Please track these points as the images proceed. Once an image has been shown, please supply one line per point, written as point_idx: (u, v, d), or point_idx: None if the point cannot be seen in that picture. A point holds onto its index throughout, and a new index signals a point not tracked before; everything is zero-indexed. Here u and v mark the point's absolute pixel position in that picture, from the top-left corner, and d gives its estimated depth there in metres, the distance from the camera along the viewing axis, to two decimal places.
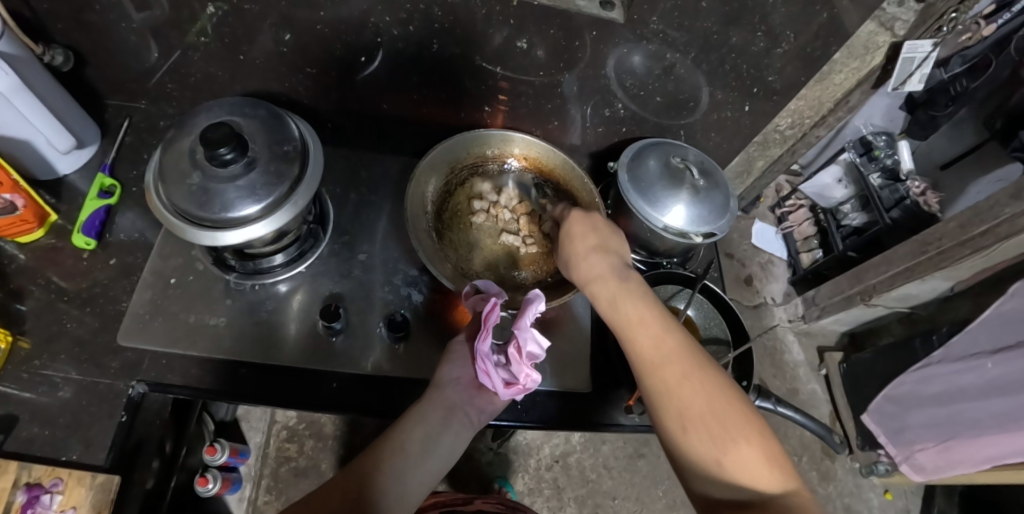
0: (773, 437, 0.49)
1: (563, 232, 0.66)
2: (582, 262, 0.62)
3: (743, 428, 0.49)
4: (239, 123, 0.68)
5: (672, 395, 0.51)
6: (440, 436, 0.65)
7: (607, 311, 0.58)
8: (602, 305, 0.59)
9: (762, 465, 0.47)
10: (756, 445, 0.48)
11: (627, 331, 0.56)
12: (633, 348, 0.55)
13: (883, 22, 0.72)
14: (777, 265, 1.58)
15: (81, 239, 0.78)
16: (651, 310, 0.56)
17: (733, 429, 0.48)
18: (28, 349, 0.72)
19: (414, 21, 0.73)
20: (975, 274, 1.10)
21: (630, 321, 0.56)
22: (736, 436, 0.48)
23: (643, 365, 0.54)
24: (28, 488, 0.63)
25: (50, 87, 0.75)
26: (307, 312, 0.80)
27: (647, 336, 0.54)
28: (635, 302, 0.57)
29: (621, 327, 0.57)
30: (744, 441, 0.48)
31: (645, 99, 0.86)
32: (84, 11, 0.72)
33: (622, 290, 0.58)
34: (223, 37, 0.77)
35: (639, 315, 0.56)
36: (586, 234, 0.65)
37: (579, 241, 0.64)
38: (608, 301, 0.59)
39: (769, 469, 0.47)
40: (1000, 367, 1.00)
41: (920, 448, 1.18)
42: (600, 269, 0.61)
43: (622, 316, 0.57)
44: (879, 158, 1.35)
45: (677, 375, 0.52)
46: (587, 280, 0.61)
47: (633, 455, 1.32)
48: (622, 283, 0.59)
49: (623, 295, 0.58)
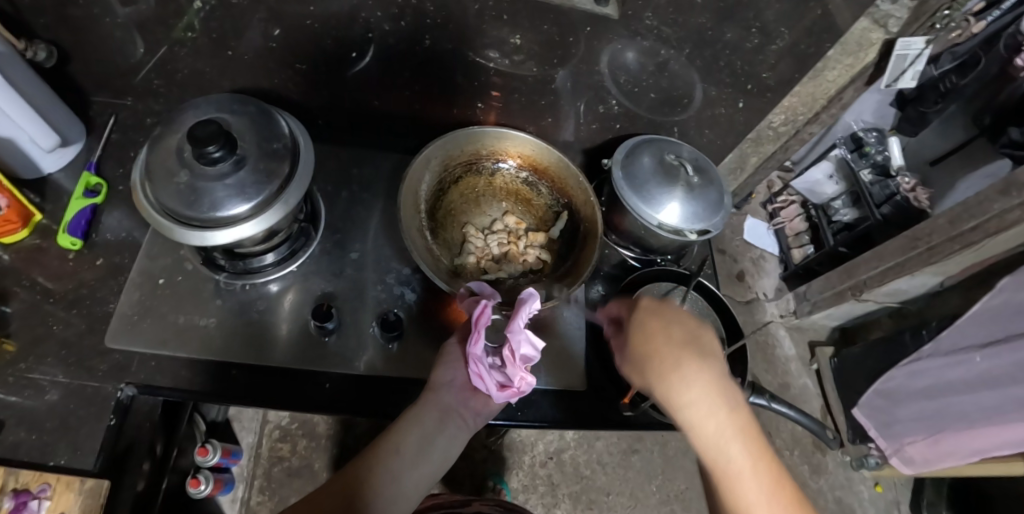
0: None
1: (655, 336, 0.59)
2: (674, 379, 0.55)
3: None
4: (228, 121, 0.67)
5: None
6: (435, 438, 0.65)
7: (704, 444, 0.52)
8: (698, 436, 0.53)
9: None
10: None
11: (731, 477, 0.50)
12: (737, 500, 0.49)
13: (877, 19, 0.73)
14: (768, 261, 1.59)
15: (67, 239, 0.76)
16: (761, 458, 0.50)
17: None
18: (13, 352, 0.70)
19: (405, 16, 0.72)
20: (963, 269, 1.11)
21: (737, 467, 0.50)
22: None
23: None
24: (16, 494, 0.61)
25: (32, 83, 0.73)
26: (298, 312, 0.79)
27: (756, 490, 0.49)
28: (743, 443, 0.51)
29: (724, 472, 0.50)
30: None
31: (639, 96, 0.86)
32: (68, 6, 0.70)
33: (728, 424, 0.52)
34: (211, 32, 0.76)
35: (749, 465, 0.50)
36: (687, 347, 0.57)
37: (676, 353, 0.57)
38: (711, 434, 0.52)
39: None
40: (989, 361, 1.01)
41: (910, 442, 1.20)
42: (698, 394, 0.54)
43: (727, 457, 0.50)
44: (869, 154, 1.35)
45: None
46: (679, 404, 0.55)
47: (628, 451, 1.33)
48: (731, 416, 0.52)
49: (732, 434, 0.51)
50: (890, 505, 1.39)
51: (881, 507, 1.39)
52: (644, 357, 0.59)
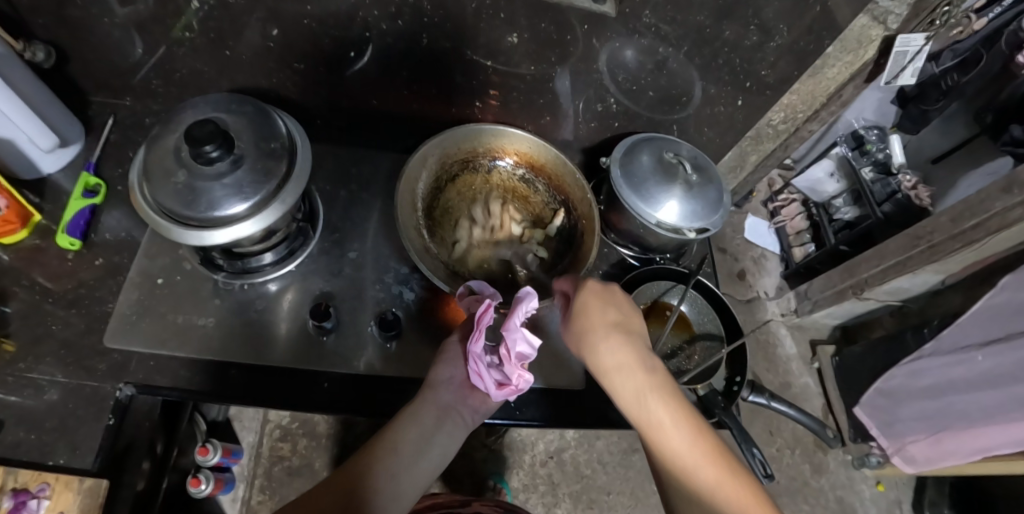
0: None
1: (583, 312, 0.61)
2: (601, 349, 0.57)
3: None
4: (225, 120, 0.67)
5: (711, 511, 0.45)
6: (434, 436, 0.65)
7: (630, 405, 0.54)
8: (624, 398, 0.54)
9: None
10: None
11: (654, 432, 0.51)
12: (661, 452, 0.50)
13: (876, 16, 0.72)
14: (769, 260, 1.58)
15: (66, 239, 0.76)
16: (678, 410, 0.51)
17: None
18: (12, 352, 0.70)
19: (402, 15, 0.71)
20: (965, 267, 1.11)
21: (658, 422, 0.51)
22: None
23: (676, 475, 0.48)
24: (15, 493, 0.61)
25: (31, 83, 0.73)
26: (297, 312, 0.79)
27: (676, 440, 0.49)
28: (661, 399, 0.52)
29: (647, 430, 0.51)
30: None
31: (638, 94, 0.85)
32: (66, 6, 0.71)
33: (647, 382, 0.53)
34: (209, 32, 0.76)
35: (668, 418, 0.51)
36: (611, 318, 0.59)
37: (602, 325, 0.59)
38: (633, 395, 0.53)
39: None
40: (990, 359, 1.00)
41: (911, 440, 1.19)
42: (621, 359, 0.56)
43: (648, 412, 0.52)
44: (870, 152, 1.35)
45: (708, 483, 0.47)
46: (607, 371, 0.56)
47: (628, 450, 1.32)
48: (649, 377, 0.54)
49: (651, 392, 0.53)
50: (892, 504, 1.39)
51: (883, 506, 1.38)
52: (575, 334, 0.61)
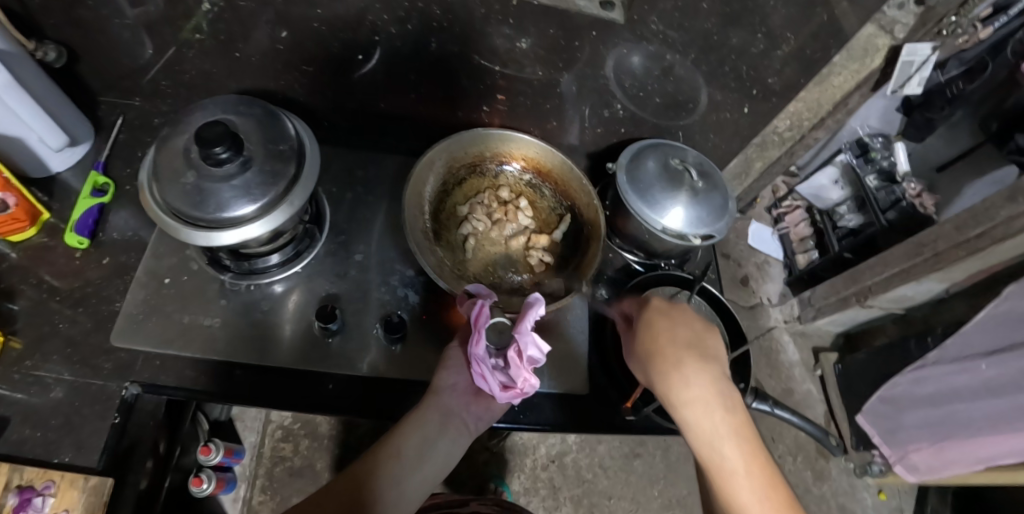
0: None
1: (660, 337, 0.62)
2: (678, 380, 0.58)
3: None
4: (234, 122, 0.67)
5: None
6: (437, 441, 0.65)
7: (703, 442, 0.55)
8: (698, 435, 0.55)
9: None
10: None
11: (727, 474, 0.52)
12: (731, 495, 0.51)
13: (883, 25, 0.75)
14: (773, 266, 1.58)
15: (75, 238, 0.77)
16: (754, 457, 0.53)
17: None
18: (19, 349, 0.71)
19: (411, 19, 0.72)
20: (970, 275, 1.11)
21: (731, 465, 0.52)
22: None
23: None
24: (20, 490, 0.61)
25: (42, 83, 0.74)
26: (303, 313, 0.79)
27: (748, 487, 0.51)
28: (738, 443, 0.53)
29: (719, 470, 0.53)
30: None
31: (644, 100, 0.86)
32: (77, 7, 0.71)
33: (726, 427, 0.54)
34: (219, 34, 0.76)
35: (743, 466, 0.52)
36: (691, 349, 0.60)
37: (679, 356, 0.59)
38: (708, 432, 0.55)
39: None
40: (994, 368, 1.00)
41: (915, 449, 1.19)
42: (699, 394, 0.56)
43: (725, 458, 0.53)
44: (875, 160, 1.34)
45: None
46: (680, 403, 0.57)
47: (629, 455, 1.32)
48: (728, 420, 0.55)
49: (728, 434, 0.54)
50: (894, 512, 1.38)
51: None
52: (648, 357, 0.62)
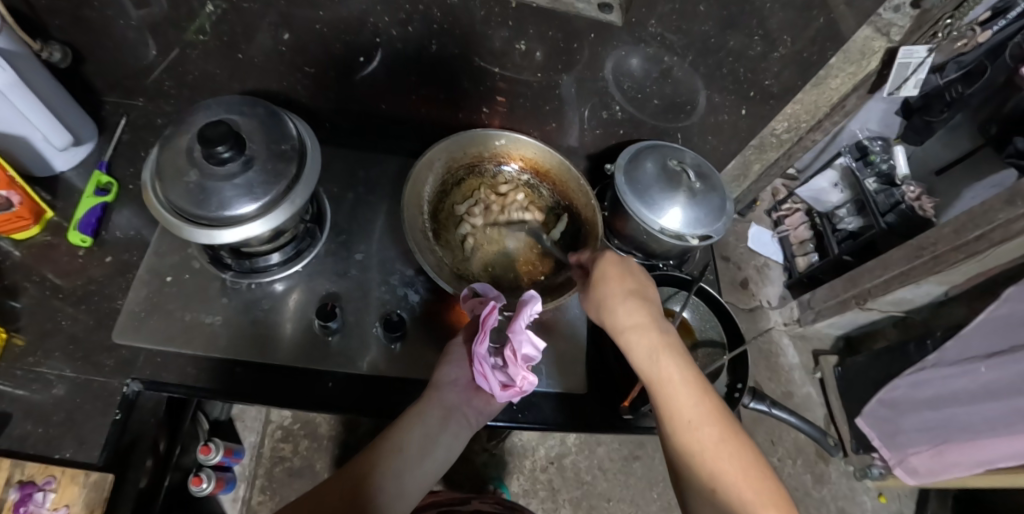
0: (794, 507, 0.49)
1: (601, 273, 0.65)
2: (619, 310, 0.61)
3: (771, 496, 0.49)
4: (237, 122, 0.68)
5: (709, 461, 0.50)
6: (438, 436, 0.66)
7: (643, 362, 0.58)
8: (637, 356, 0.59)
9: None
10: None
11: (664, 387, 0.56)
12: (668, 405, 0.55)
13: (879, 28, 0.72)
14: (772, 269, 1.59)
15: (77, 236, 0.77)
16: (689, 369, 0.57)
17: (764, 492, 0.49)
18: (22, 346, 0.72)
19: (413, 22, 0.73)
20: (968, 278, 1.11)
21: (668, 377, 0.56)
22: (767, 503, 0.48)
23: (681, 429, 0.53)
24: (22, 485, 0.62)
25: (48, 83, 0.75)
26: (303, 312, 0.80)
27: (683, 395, 0.55)
28: (674, 358, 0.57)
29: (656, 384, 0.56)
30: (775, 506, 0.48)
31: (643, 102, 0.86)
32: (83, 8, 0.72)
33: (662, 347, 0.58)
34: (222, 35, 0.77)
35: (678, 378, 0.56)
36: (629, 281, 0.63)
37: (619, 288, 0.62)
38: (649, 352, 0.58)
39: None
40: (993, 371, 1.00)
41: (913, 452, 1.19)
42: (637, 319, 0.60)
43: (660, 372, 0.57)
44: (874, 162, 1.35)
45: (713, 436, 0.52)
46: (623, 330, 0.60)
47: (628, 457, 1.32)
48: (663, 339, 0.58)
49: (665, 351, 0.58)
50: None
51: None
52: (592, 294, 0.65)
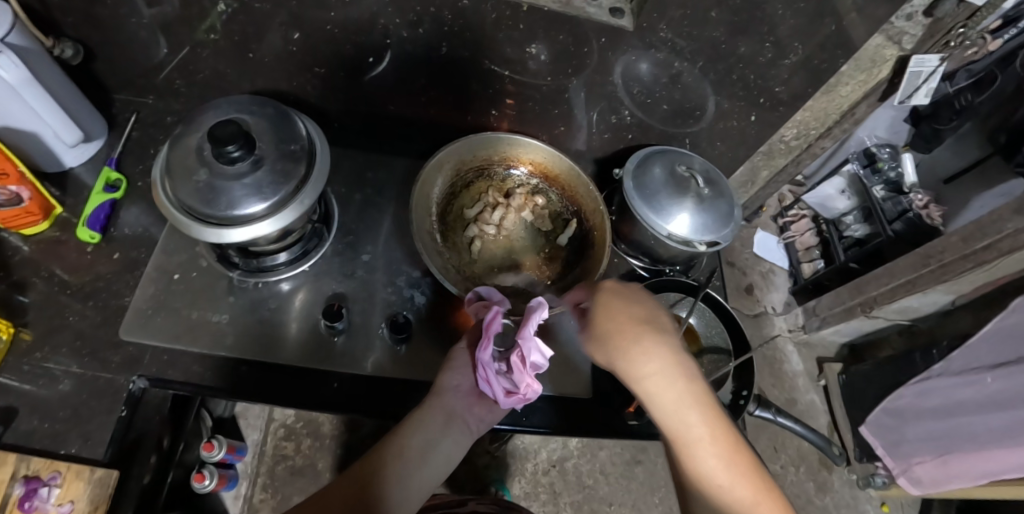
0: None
1: (609, 309, 0.57)
2: (636, 353, 0.53)
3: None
4: (247, 122, 0.68)
5: None
6: (439, 441, 0.66)
7: (665, 417, 0.51)
8: (658, 409, 0.52)
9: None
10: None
11: (691, 446, 0.49)
12: (698, 468, 0.49)
13: (890, 36, 0.73)
14: (778, 275, 1.58)
15: (86, 232, 0.78)
16: (717, 423, 0.51)
17: None
18: (29, 341, 0.72)
19: (423, 23, 0.73)
20: (976, 287, 1.10)
21: (693, 434, 0.50)
22: None
23: (715, 498, 0.47)
24: (26, 480, 0.62)
25: (58, 79, 0.75)
26: (309, 312, 0.80)
27: (712, 457, 0.49)
28: (700, 410, 0.51)
29: (682, 441, 0.50)
30: None
31: (652, 107, 0.86)
32: (95, 6, 0.73)
33: (688, 397, 0.51)
34: (233, 34, 0.77)
35: (707, 432, 0.50)
36: (641, 319, 0.56)
37: (633, 328, 0.55)
38: (670, 403, 0.51)
39: None
40: (999, 382, 1.00)
41: (918, 462, 1.18)
42: (659, 367, 0.52)
43: (687, 430, 0.50)
44: (881, 170, 1.34)
45: (752, 502, 0.47)
46: (637, 377, 0.53)
47: (630, 462, 1.32)
48: (687, 386, 0.51)
49: (689, 404, 0.51)
50: None
51: None
52: (599, 334, 0.56)
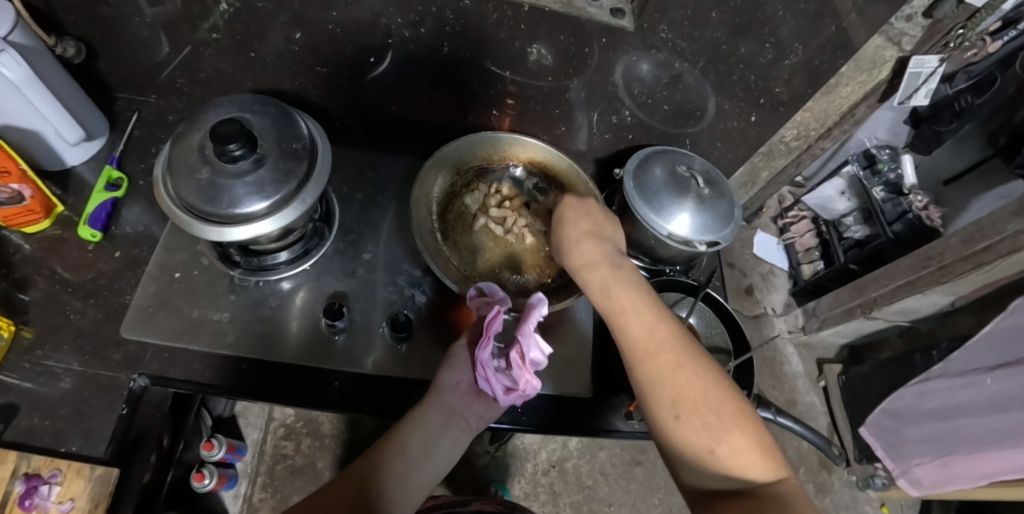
0: (759, 424, 0.52)
1: (560, 221, 0.69)
2: (577, 250, 0.64)
3: (733, 414, 0.51)
4: (249, 120, 0.68)
5: (665, 383, 0.53)
6: (440, 439, 0.66)
7: (600, 298, 0.61)
8: (594, 294, 0.62)
9: (753, 450, 0.49)
10: (747, 429, 0.50)
11: (620, 317, 0.59)
12: (625, 334, 0.57)
13: (890, 37, 0.73)
14: (778, 276, 1.58)
15: (87, 231, 0.78)
16: (644, 298, 0.59)
17: (726, 417, 0.51)
18: (30, 338, 0.72)
19: (425, 23, 0.73)
20: (975, 289, 1.10)
21: (625, 308, 0.59)
22: (730, 423, 0.50)
23: (638, 357, 0.55)
24: (27, 478, 0.62)
25: (60, 78, 0.75)
26: (310, 311, 0.80)
27: (641, 326, 0.57)
28: (630, 289, 0.60)
29: (614, 315, 0.59)
30: (736, 427, 0.50)
31: (652, 107, 0.86)
32: (98, 5, 0.73)
33: (617, 279, 0.61)
34: (235, 34, 0.77)
35: (632, 304, 0.59)
36: (584, 225, 0.67)
37: (576, 231, 0.67)
38: (601, 289, 0.61)
39: (760, 454, 0.49)
40: (999, 383, 1.01)
41: (917, 463, 1.17)
42: (594, 259, 0.63)
43: (615, 305, 0.59)
44: (881, 172, 1.34)
45: (670, 361, 0.54)
46: (579, 268, 0.64)
47: (630, 463, 1.32)
48: (616, 273, 0.62)
49: (617, 284, 0.61)
50: None
51: None
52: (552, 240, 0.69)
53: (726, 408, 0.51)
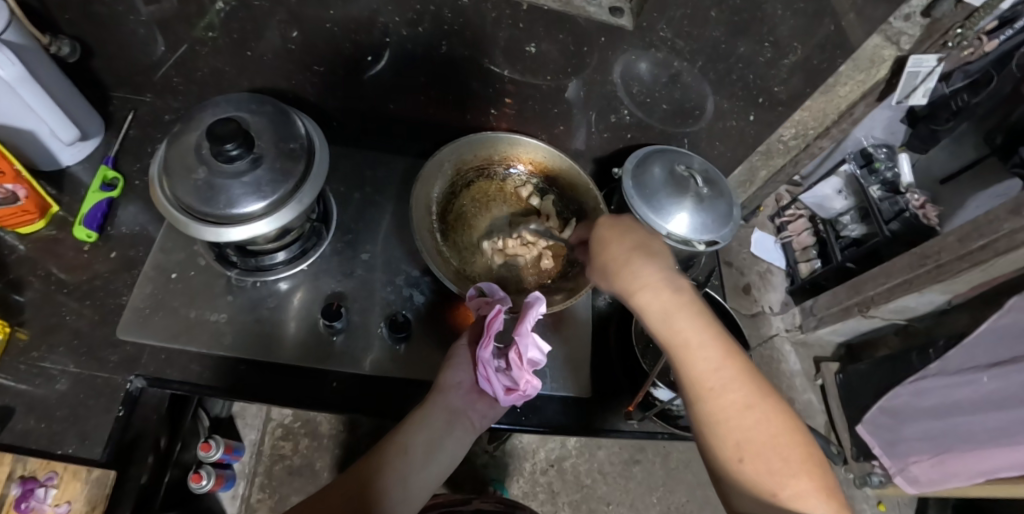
0: (826, 469, 0.48)
1: (603, 236, 0.60)
2: (632, 269, 0.55)
3: (802, 460, 0.47)
4: (246, 120, 0.68)
5: (732, 424, 0.48)
6: (443, 439, 0.66)
7: (658, 325, 0.53)
8: (651, 319, 0.53)
9: (822, 497, 0.45)
10: (816, 479, 0.46)
11: (681, 348, 0.51)
12: (687, 367, 0.51)
13: (889, 37, 0.72)
14: (775, 275, 1.59)
15: (82, 231, 0.77)
16: (707, 326, 0.52)
17: (796, 461, 0.46)
18: (26, 340, 0.71)
19: (423, 22, 0.73)
20: (972, 287, 1.11)
21: (687, 339, 0.51)
22: (798, 468, 0.46)
23: (702, 395, 0.49)
24: (23, 481, 0.62)
25: (55, 77, 0.75)
26: (308, 311, 0.80)
27: (706, 360, 0.50)
28: (691, 317, 0.52)
29: (674, 344, 0.52)
30: (804, 472, 0.46)
31: (651, 107, 0.86)
32: (93, 3, 0.72)
33: (678, 306, 0.53)
34: (232, 32, 0.77)
35: (696, 334, 0.51)
36: (632, 242, 0.58)
37: (622, 248, 0.58)
38: (659, 314, 0.53)
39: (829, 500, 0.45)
40: (995, 382, 1.00)
41: (914, 460, 1.18)
42: (650, 281, 0.54)
43: (676, 335, 0.51)
44: (879, 170, 1.34)
45: (738, 401, 0.48)
46: (634, 291, 0.55)
47: (628, 461, 1.32)
48: (676, 297, 0.53)
49: (678, 311, 0.52)
50: None
51: None
52: (597, 257, 0.59)
53: (794, 451, 0.47)
